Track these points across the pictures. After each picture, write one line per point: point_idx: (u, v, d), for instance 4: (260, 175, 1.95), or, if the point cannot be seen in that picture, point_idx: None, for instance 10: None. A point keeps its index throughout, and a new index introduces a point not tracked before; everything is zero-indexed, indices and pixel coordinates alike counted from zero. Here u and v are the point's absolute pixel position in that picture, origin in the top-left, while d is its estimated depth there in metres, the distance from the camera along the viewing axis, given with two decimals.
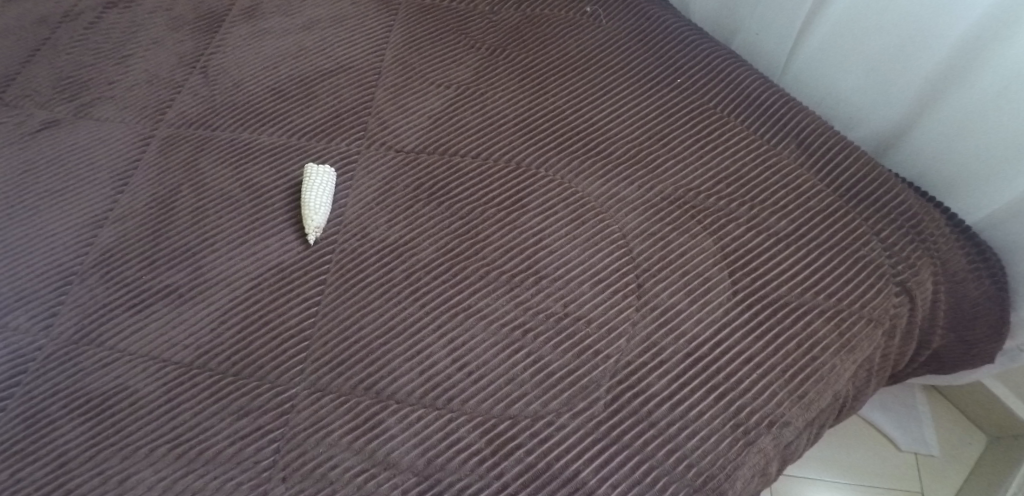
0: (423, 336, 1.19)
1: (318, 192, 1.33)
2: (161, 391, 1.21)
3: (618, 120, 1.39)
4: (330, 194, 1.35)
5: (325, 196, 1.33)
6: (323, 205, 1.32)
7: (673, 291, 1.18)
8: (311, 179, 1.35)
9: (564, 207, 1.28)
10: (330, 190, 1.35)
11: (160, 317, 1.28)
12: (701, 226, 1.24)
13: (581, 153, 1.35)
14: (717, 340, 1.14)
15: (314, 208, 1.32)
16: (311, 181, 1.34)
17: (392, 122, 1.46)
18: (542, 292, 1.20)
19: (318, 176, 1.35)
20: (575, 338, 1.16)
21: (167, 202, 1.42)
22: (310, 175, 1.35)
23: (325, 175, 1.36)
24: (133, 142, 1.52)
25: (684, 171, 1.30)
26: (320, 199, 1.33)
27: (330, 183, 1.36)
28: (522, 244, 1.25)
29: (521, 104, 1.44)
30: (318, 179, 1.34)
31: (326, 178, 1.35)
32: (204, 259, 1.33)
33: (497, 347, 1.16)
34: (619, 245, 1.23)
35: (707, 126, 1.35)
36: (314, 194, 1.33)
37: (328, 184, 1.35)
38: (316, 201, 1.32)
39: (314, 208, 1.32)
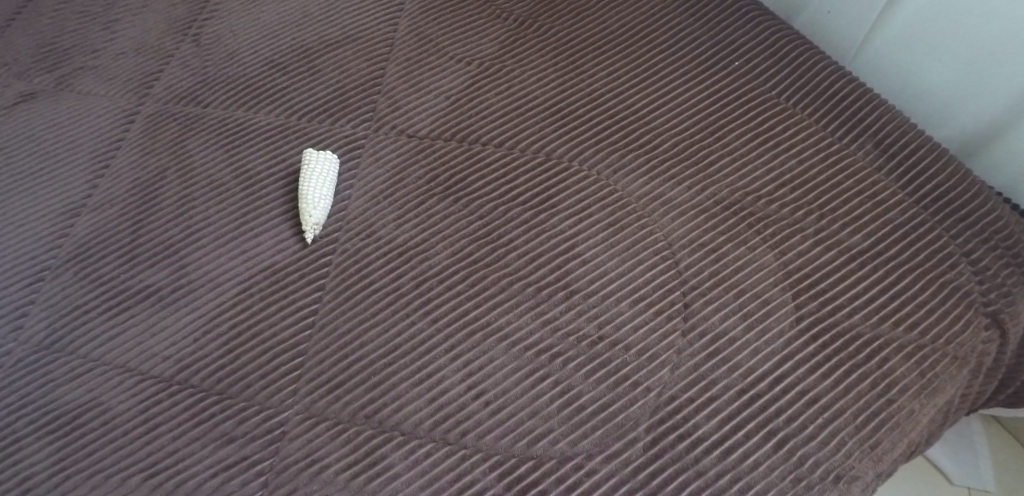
0: (434, 356, 1.03)
1: (315, 183, 1.16)
2: (138, 409, 1.07)
3: (663, 107, 1.21)
4: (332, 185, 1.18)
5: (326, 189, 1.17)
6: (325, 197, 1.16)
7: (726, 315, 1.02)
8: (307, 168, 1.18)
9: (600, 209, 1.11)
10: (331, 180, 1.18)
11: (139, 324, 1.14)
12: (761, 237, 1.08)
13: (620, 144, 1.17)
14: (777, 376, 0.98)
15: (315, 199, 1.15)
16: (308, 171, 1.18)
17: (404, 103, 1.28)
18: (573, 310, 1.04)
19: (314, 164, 1.18)
20: (611, 366, 1.00)
21: (150, 189, 1.27)
22: (307, 162, 1.19)
23: (325, 162, 1.19)
24: (116, 118, 1.36)
25: (741, 171, 1.14)
26: (320, 190, 1.16)
27: (332, 172, 1.19)
28: (550, 252, 1.08)
29: (552, 85, 1.26)
30: (315, 168, 1.18)
31: (328, 167, 1.19)
32: (189, 257, 1.18)
33: (521, 373, 1.00)
34: (664, 255, 1.07)
35: (769, 119, 1.19)
36: (312, 184, 1.16)
37: (329, 174, 1.18)
38: (314, 193, 1.16)
39: (313, 200, 1.15)
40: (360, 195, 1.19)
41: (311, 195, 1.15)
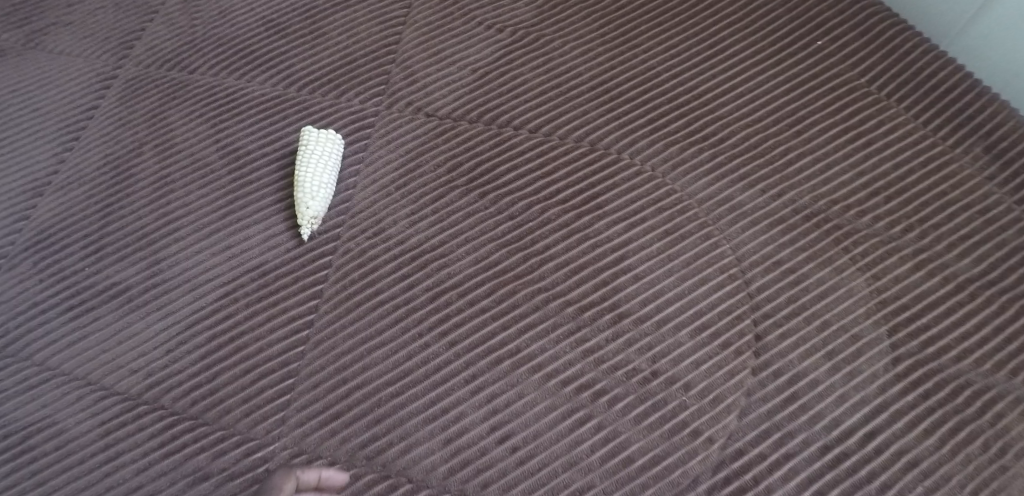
0: (451, 386, 0.85)
1: (314, 171, 0.98)
2: (97, 433, 0.89)
3: (730, 93, 1.02)
4: (335, 172, 1.00)
5: (329, 176, 0.98)
6: (326, 187, 0.98)
7: (806, 352, 0.84)
8: (304, 151, 0.99)
9: (654, 215, 0.93)
10: (334, 165, 1.00)
11: (105, 329, 0.96)
12: (849, 257, 0.90)
13: (680, 136, 0.99)
14: (868, 431, 0.80)
15: (314, 189, 0.97)
16: (304, 155, 0.99)
17: (423, 75, 1.09)
18: (621, 337, 0.86)
19: (312, 146, 1.00)
20: (666, 409, 0.82)
21: (124, 168, 1.08)
22: (304, 145, 1.00)
23: (327, 144, 1.00)
24: (91, 83, 1.18)
25: (825, 174, 0.95)
26: (320, 178, 0.98)
27: (334, 156, 1.00)
28: (595, 264, 0.90)
29: (599, 60, 1.07)
30: (314, 151, 0.99)
31: (330, 149, 1.00)
32: (166, 250, 1.00)
33: (556, 413, 0.82)
34: (732, 275, 0.89)
35: (858, 112, 1.00)
36: (310, 169, 0.98)
37: (331, 159, 1.00)
38: (313, 182, 0.97)
39: (312, 190, 0.97)
40: (368, 184, 1.00)
41: (309, 184, 0.97)
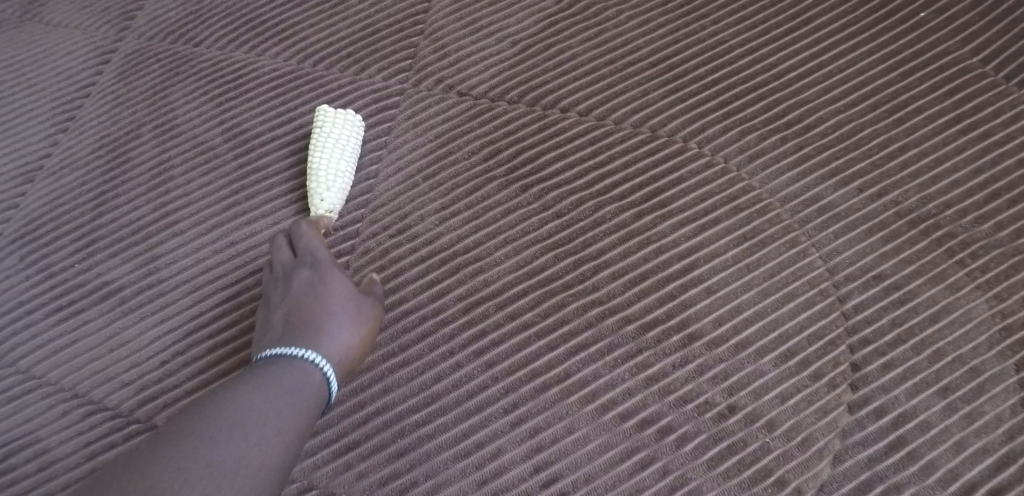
0: (487, 416, 0.72)
1: (328, 155, 0.84)
2: (82, 455, 0.78)
3: (819, 72, 0.87)
4: (352, 157, 0.86)
5: (346, 162, 0.85)
6: (343, 175, 0.84)
7: (915, 389, 0.71)
8: (316, 132, 0.85)
9: (729, 216, 0.80)
10: (353, 151, 0.86)
11: (93, 334, 0.84)
12: (966, 271, 0.76)
13: (760, 122, 0.85)
14: (993, 487, 0.67)
15: (329, 177, 0.83)
16: (317, 138, 0.86)
17: (454, 47, 0.95)
18: (690, 363, 0.73)
19: (326, 127, 0.85)
20: (746, 452, 0.69)
21: (120, 152, 0.95)
22: (316, 125, 0.86)
23: (343, 123, 0.86)
24: (88, 56, 1.03)
25: (936, 170, 0.81)
26: (336, 165, 0.84)
27: (352, 139, 0.86)
28: (659, 274, 0.77)
29: (661, 33, 0.92)
30: (327, 131, 0.85)
31: (347, 129, 0.86)
32: (166, 247, 0.88)
33: (613, 453, 0.70)
34: (824, 290, 0.76)
35: (972, 97, 0.84)
36: (326, 154, 0.84)
37: (348, 142, 0.86)
38: (327, 169, 0.83)
39: (327, 179, 0.83)
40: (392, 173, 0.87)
41: (323, 171, 0.83)
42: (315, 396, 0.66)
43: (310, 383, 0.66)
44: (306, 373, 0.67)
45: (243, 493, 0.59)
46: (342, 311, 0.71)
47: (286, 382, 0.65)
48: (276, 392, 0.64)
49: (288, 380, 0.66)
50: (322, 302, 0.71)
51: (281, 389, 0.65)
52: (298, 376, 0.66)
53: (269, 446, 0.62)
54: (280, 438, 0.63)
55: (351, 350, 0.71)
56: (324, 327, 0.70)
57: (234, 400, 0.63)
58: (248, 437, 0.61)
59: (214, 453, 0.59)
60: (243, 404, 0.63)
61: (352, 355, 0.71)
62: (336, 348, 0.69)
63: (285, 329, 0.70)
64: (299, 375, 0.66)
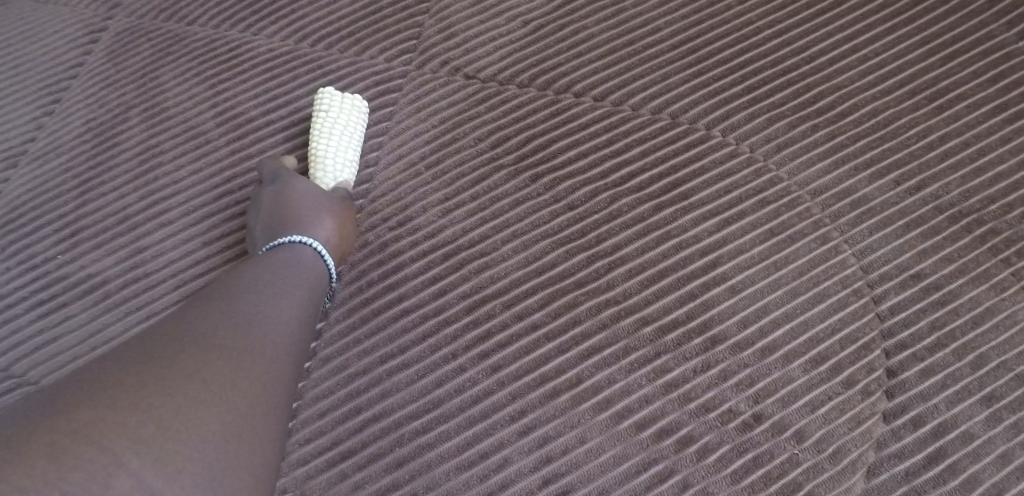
0: (492, 424, 0.67)
1: (335, 142, 0.79)
2: None
3: (854, 56, 0.82)
4: (358, 146, 0.81)
5: (352, 150, 0.80)
6: (350, 164, 0.79)
7: (957, 397, 0.66)
8: (320, 118, 0.80)
9: (755, 209, 0.75)
10: (361, 141, 0.81)
11: (75, 331, 0.78)
12: (1012, 271, 0.71)
13: (790, 109, 0.79)
14: None
15: (336, 165, 0.78)
16: (321, 125, 0.80)
17: (461, 27, 0.89)
18: (712, 368, 0.67)
19: (332, 114, 0.80)
20: (772, 466, 0.64)
21: (108, 137, 0.89)
22: (319, 111, 0.81)
23: (349, 109, 0.81)
24: (77, 35, 0.97)
25: (979, 162, 0.76)
26: (343, 153, 0.79)
27: (358, 128, 0.82)
28: (679, 271, 0.72)
29: (683, 13, 0.86)
30: (332, 116, 0.80)
31: (353, 117, 0.81)
32: (153, 238, 0.83)
33: (629, 465, 0.64)
34: (857, 291, 0.70)
35: (1018, 83, 0.79)
36: (334, 140, 0.79)
37: (355, 130, 0.81)
38: (334, 156, 0.78)
39: (334, 167, 0.78)
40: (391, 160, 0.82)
41: (329, 157, 0.78)
42: (317, 282, 0.66)
43: (311, 281, 0.66)
44: (304, 271, 0.66)
45: (282, 346, 0.59)
46: (320, 204, 0.72)
47: (281, 260, 0.65)
48: (280, 268, 0.64)
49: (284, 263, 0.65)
50: (293, 204, 0.71)
51: (283, 354, 0.59)
52: (300, 275, 0.65)
53: (287, 309, 0.61)
54: (296, 301, 0.62)
55: (332, 235, 0.70)
56: (310, 216, 0.70)
57: (242, 362, 0.55)
58: (269, 301, 0.60)
59: (245, 316, 0.58)
60: (252, 363, 0.56)
61: (336, 242, 0.71)
62: (327, 234, 0.70)
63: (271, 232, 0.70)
64: (301, 285, 0.64)
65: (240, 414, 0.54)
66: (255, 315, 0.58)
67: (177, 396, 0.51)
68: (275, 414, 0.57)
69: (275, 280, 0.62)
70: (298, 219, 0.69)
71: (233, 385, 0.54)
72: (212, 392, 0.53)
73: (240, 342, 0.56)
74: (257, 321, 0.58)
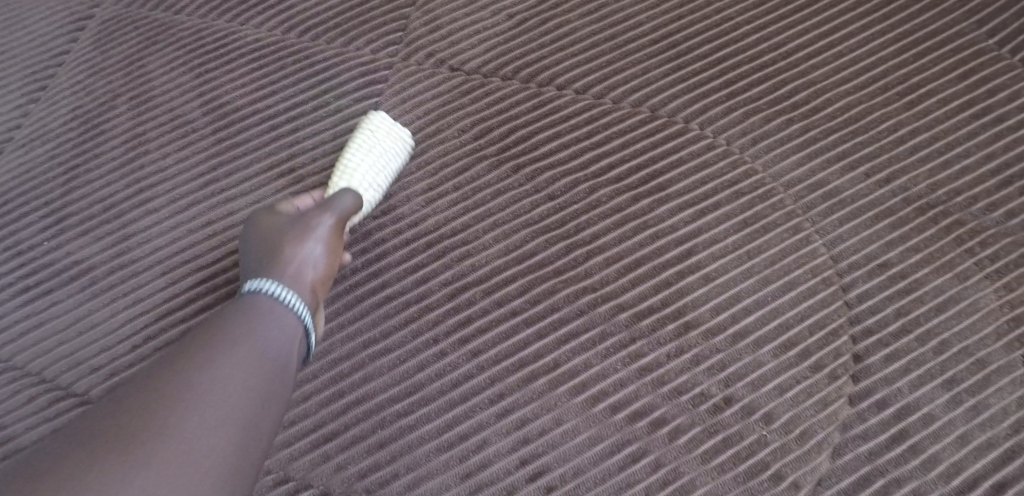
0: (472, 407, 0.69)
1: (366, 163, 0.77)
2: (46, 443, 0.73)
3: (828, 53, 0.84)
4: (387, 172, 0.78)
5: (382, 178, 0.77)
6: (370, 189, 0.76)
7: (919, 380, 0.69)
8: (362, 135, 0.78)
9: (730, 201, 0.77)
10: (392, 169, 0.79)
11: (63, 316, 0.79)
12: (976, 261, 0.74)
13: (766, 104, 0.82)
14: (997, 482, 0.65)
15: (354, 185, 0.76)
16: (357, 141, 0.78)
17: (446, 20, 0.90)
18: (685, 353, 0.70)
19: (373, 135, 0.78)
20: (742, 446, 0.66)
21: (94, 124, 0.90)
22: (362, 127, 0.79)
23: (394, 136, 0.79)
24: (63, 23, 0.98)
25: (947, 156, 0.78)
26: (367, 175, 0.76)
27: (393, 154, 0.79)
28: (656, 260, 0.74)
29: (664, 8, 0.88)
30: (375, 137, 0.78)
31: (395, 144, 0.79)
32: (139, 225, 0.84)
33: (604, 445, 0.67)
34: (827, 280, 0.73)
35: (986, 80, 0.82)
36: (364, 160, 0.77)
37: (387, 156, 0.78)
38: (361, 176, 0.76)
39: (356, 187, 0.75)
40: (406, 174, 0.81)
41: (356, 177, 0.76)
42: (287, 329, 0.63)
43: (280, 321, 0.63)
44: (274, 310, 0.63)
45: (243, 377, 0.58)
46: (296, 237, 0.68)
47: (248, 302, 0.63)
48: (247, 310, 0.62)
49: (253, 303, 0.63)
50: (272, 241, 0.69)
51: (245, 386, 0.58)
52: (267, 317, 0.62)
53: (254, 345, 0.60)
54: (261, 341, 0.60)
55: (298, 276, 0.66)
56: (282, 253, 0.67)
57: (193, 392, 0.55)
58: (235, 338, 0.59)
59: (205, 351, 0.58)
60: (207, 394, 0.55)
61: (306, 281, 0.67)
62: (301, 275, 0.67)
63: (250, 268, 0.68)
64: (270, 321, 0.62)
65: (183, 444, 0.53)
66: (219, 347, 0.58)
67: (114, 434, 0.52)
68: (230, 445, 0.55)
69: (244, 320, 0.61)
70: (270, 259, 0.67)
71: (177, 416, 0.54)
72: (155, 424, 0.53)
73: (189, 377, 0.56)
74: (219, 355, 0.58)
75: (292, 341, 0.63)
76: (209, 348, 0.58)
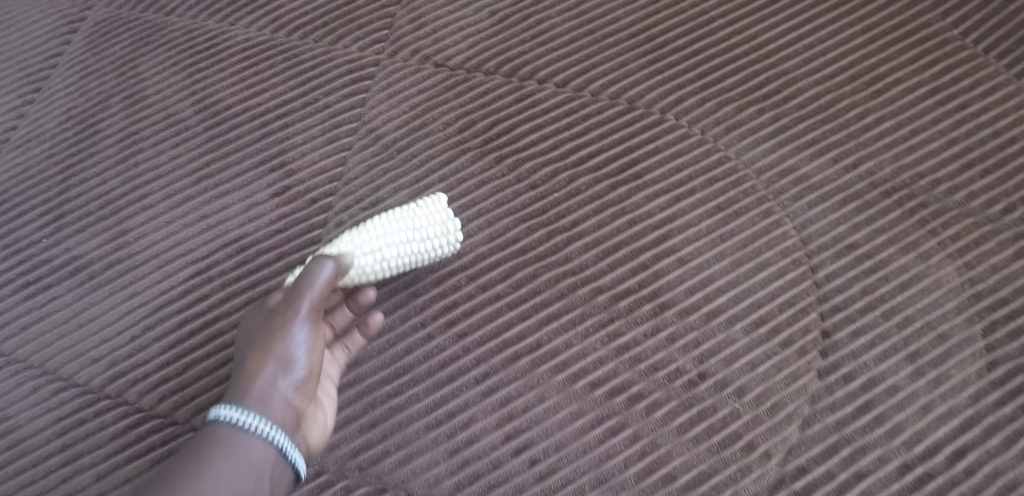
0: (459, 386, 0.72)
1: (385, 231, 0.71)
2: (51, 431, 0.76)
3: (798, 44, 0.88)
4: (407, 253, 0.72)
5: (392, 253, 0.71)
6: (379, 259, 0.71)
7: (884, 354, 0.72)
8: (408, 208, 0.73)
9: (704, 187, 0.80)
10: (416, 254, 0.72)
11: (64, 310, 0.82)
12: (938, 240, 0.77)
13: (739, 94, 0.85)
14: (956, 449, 0.69)
15: (366, 246, 0.70)
16: (405, 211, 0.73)
17: (431, 17, 0.93)
18: (661, 332, 0.73)
19: (421, 215, 0.73)
20: (716, 419, 0.70)
21: (89, 124, 0.93)
22: (421, 201, 0.74)
23: (437, 222, 0.73)
24: (55, 26, 1.00)
25: (911, 141, 0.82)
26: (384, 245, 0.71)
27: (426, 241, 0.73)
28: (633, 244, 0.77)
29: (641, 3, 0.91)
30: (413, 215, 0.73)
31: (434, 231, 0.73)
32: (135, 220, 0.86)
33: (584, 420, 0.70)
34: (796, 260, 0.76)
35: (950, 69, 0.86)
36: (393, 230, 0.71)
37: (418, 241, 0.72)
38: (377, 243, 0.70)
39: (367, 251, 0.70)
40: (436, 258, 0.75)
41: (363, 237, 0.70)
42: (253, 456, 0.60)
43: (247, 448, 0.60)
44: (248, 429, 0.61)
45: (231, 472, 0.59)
46: (269, 345, 0.64)
47: (219, 421, 0.61)
48: (219, 429, 0.61)
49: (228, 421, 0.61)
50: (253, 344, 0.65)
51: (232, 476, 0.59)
52: (238, 438, 0.60)
53: (245, 444, 0.60)
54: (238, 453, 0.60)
55: (263, 393, 0.62)
56: (254, 365, 0.63)
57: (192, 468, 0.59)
58: (232, 434, 0.60)
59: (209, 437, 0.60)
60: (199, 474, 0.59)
61: (270, 401, 0.62)
62: (272, 390, 0.62)
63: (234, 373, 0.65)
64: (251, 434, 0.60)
65: None
66: (222, 433, 0.61)
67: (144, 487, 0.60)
68: None
69: (230, 426, 0.61)
70: (243, 369, 0.64)
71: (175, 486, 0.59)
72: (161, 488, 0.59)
73: (196, 452, 0.60)
74: (219, 444, 0.60)
75: (259, 470, 0.60)
76: (217, 432, 0.61)
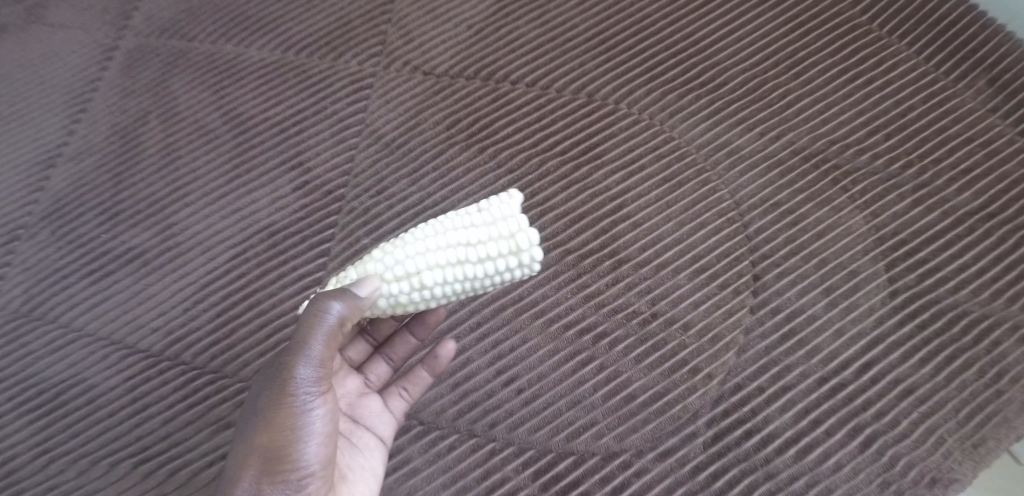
0: (456, 334, 0.88)
1: (426, 250, 0.72)
2: (124, 389, 0.92)
3: (728, 39, 1.04)
4: (449, 275, 0.72)
5: (433, 277, 0.72)
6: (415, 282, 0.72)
7: (804, 290, 0.89)
8: (459, 220, 0.73)
9: (653, 163, 0.96)
10: (458, 274, 0.72)
11: (125, 291, 0.98)
12: (849, 195, 0.93)
13: (680, 84, 1.01)
14: (864, 363, 0.85)
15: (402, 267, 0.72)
16: (455, 226, 0.73)
17: (417, 33, 1.10)
18: (620, 281, 0.89)
19: (470, 231, 0.72)
20: (666, 349, 0.86)
21: (131, 138, 1.09)
22: (476, 212, 0.73)
23: (495, 237, 0.72)
24: (93, 55, 1.16)
25: (825, 115, 0.98)
26: (423, 266, 0.72)
27: (472, 261, 0.72)
28: (595, 213, 0.93)
29: (597, 11, 1.08)
30: (467, 229, 0.72)
31: (482, 250, 0.72)
32: (178, 215, 1.02)
33: (560, 355, 0.86)
34: (731, 219, 0.92)
35: (859, 52, 1.02)
36: (434, 249, 0.72)
37: (462, 262, 0.72)
38: (416, 265, 0.72)
39: (404, 272, 0.72)
40: (490, 277, 0.73)
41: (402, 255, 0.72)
42: None
43: None
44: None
45: None
46: (273, 425, 0.65)
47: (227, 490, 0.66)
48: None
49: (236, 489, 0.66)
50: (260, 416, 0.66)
51: None
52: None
53: None
54: None
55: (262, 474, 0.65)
56: (259, 442, 0.65)
57: None
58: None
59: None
60: None
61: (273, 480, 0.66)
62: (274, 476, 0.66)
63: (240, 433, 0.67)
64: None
65: None
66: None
67: None
68: None
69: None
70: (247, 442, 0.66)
71: None
72: None
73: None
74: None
75: None
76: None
